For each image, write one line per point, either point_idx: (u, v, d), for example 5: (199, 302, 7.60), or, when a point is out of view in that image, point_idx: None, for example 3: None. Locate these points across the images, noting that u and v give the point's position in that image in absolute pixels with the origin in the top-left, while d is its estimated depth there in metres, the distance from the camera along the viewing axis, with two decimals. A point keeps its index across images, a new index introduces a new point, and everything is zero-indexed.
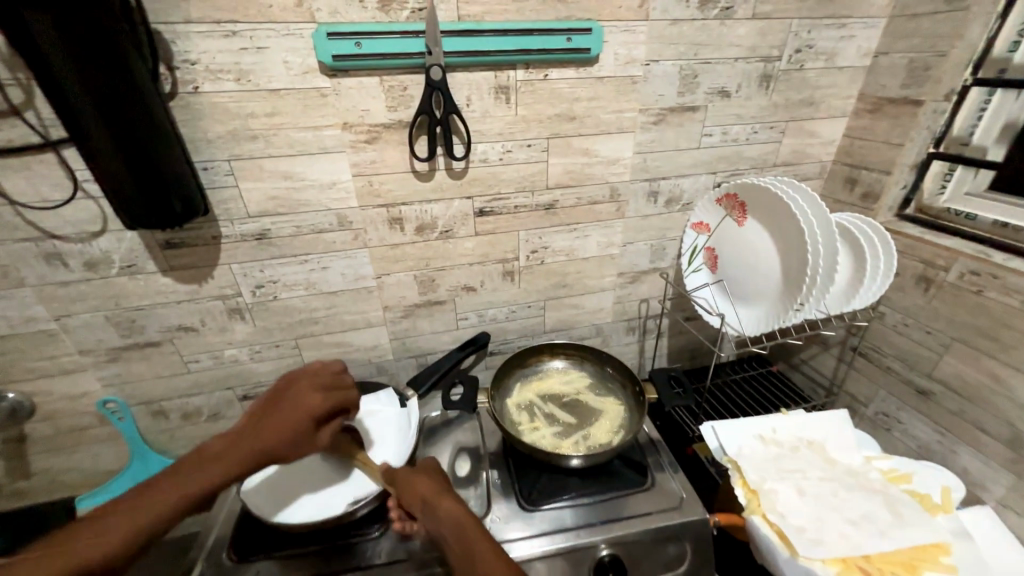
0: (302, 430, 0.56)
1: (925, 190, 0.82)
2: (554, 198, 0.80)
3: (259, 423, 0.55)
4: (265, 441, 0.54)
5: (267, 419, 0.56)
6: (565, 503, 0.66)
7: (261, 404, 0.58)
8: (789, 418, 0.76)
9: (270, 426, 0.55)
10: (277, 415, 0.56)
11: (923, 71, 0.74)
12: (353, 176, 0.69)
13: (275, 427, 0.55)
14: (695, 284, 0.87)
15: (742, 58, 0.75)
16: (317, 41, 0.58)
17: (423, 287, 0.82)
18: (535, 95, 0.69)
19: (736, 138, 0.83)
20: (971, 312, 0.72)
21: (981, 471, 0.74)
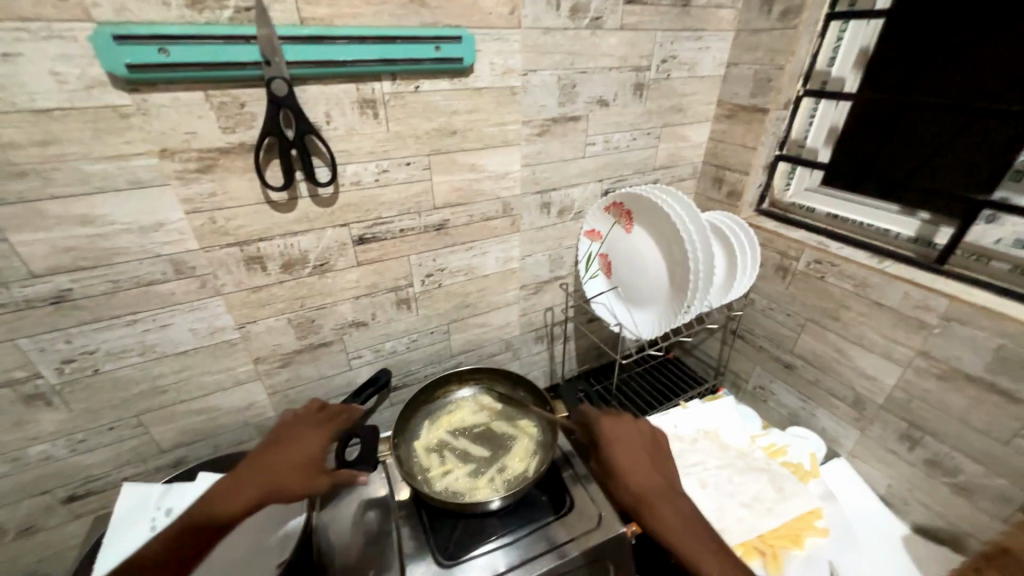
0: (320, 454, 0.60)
1: (775, 187, 0.92)
2: (445, 218, 0.74)
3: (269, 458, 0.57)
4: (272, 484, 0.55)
5: (277, 451, 0.58)
6: (492, 545, 0.63)
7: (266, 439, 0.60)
8: (686, 412, 0.81)
9: (273, 463, 0.56)
10: (271, 444, 0.59)
11: (766, 82, 0.82)
12: (185, 213, 0.56)
13: (282, 459, 0.57)
14: (595, 291, 0.88)
15: (616, 68, 0.76)
16: (97, 45, 0.44)
17: (301, 330, 0.71)
18: (407, 109, 0.62)
19: (618, 145, 0.84)
20: (819, 296, 0.82)
21: (835, 428, 0.87)
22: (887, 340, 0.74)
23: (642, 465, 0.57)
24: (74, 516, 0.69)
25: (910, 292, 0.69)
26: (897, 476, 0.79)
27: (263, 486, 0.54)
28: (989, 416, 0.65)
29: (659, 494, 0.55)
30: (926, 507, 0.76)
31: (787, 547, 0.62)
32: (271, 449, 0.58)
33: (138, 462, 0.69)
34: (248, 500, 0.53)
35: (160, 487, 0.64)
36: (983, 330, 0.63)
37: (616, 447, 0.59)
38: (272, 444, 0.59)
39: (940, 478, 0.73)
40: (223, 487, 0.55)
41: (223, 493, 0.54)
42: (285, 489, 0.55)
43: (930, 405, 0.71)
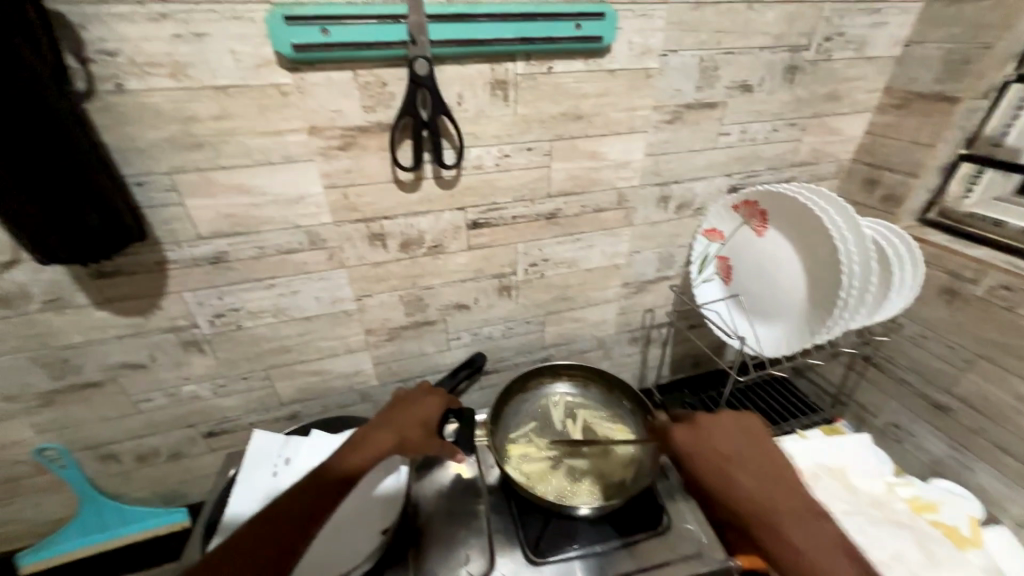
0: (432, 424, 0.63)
1: (949, 193, 0.75)
2: (557, 207, 0.71)
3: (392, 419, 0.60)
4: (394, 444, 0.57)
5: (401, 412, 0.61)
6: (576, 553, 0.61)
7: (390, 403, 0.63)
8: (806, 442, 0.72)
9: (401, 418, 0.60)
10: (395, 405, 0.63)
11: (961, 65, 0.67)
12: (324, 188, 0.59)
13: (407, 420, 0.60)
14: (707, 298, 0.79)
15: (768, 47, 0.67)
16: (271, 26, 0.47)
17: (409, 308, 0.73)
18: (536, 92, 0.60)
19: (754, 136, 0.75)
20: (1001, 330, 0.68)
21: (997, 490, 0.72)
22: None
23: (749, 476, 0.47)
24: (210, 449, 0.78)
25: None
26: None
27: (396, 436, 0.58)
28: None
29: (783, 513, 0.44)
30: None
31: None
32: (393, 408, 0.62)
33: (262, 411, 0.76)
34: (385, 446, 0.57)
35: (282, 437, 0.71)
36: None
37: (707, 457, 0.49)
38: (394, 405, 0.63)
39: None
40: (358, 433, 0.58)
41: (357, 439, 0.57)
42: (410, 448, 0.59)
43: None
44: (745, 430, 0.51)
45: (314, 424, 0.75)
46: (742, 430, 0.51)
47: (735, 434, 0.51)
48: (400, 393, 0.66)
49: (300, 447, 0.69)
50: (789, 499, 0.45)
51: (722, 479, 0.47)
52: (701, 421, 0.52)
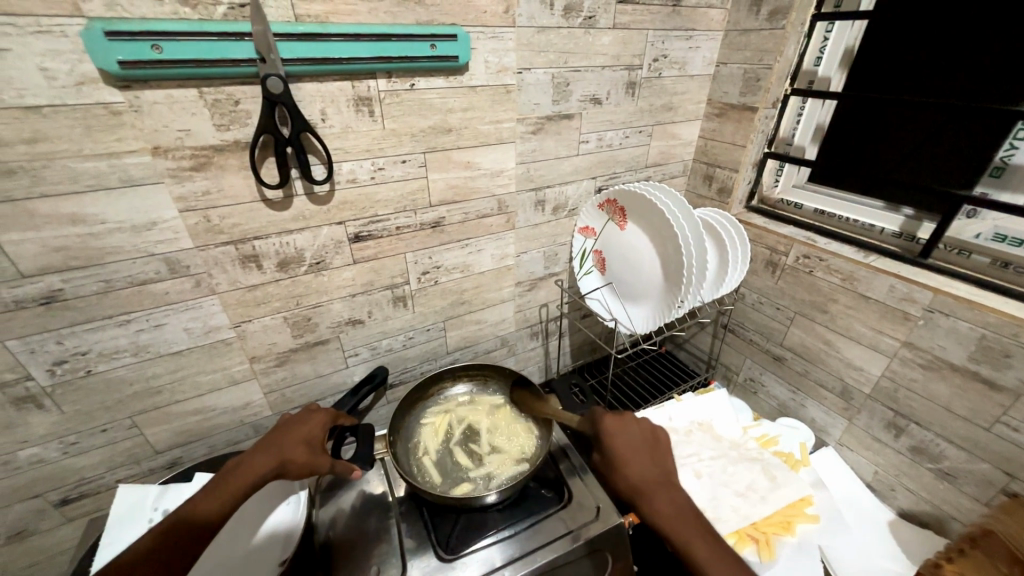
0: (317, 442, 0.62)
1: (764, 183, 0.95)
2: (440, 215, 0.74)
3: (272, 442, 0.59)
4: (270, 468, 0.56)
5: (283, 435, 0.60)
6: (491, 539, 0.64)
7: (273, 428, 0.62)
8: (680, 403, 0.83)
9: (281, 441, 0.59)
10: (281, 428, 0.62)
11: (755, 81, 0.83)
12: (179, 211, 0.55)
13: (289, 441, 0.59)
14: (589, 288, 0.90)
15: (609, 66, 0.77)
16: (89, 41, 0.43)
17: (297, 329, 0.71)
18: (402, 107, 0.62)
19: (610, 143, 0.86)
20: (808, 290, 0.84)
21: (822, 418, 0.89)
22: (873, 332, 0.76)
23: (639, 459, 0.58)
24: (67, 519, 0.68)
25: (896, 285, 0.72)
26: (883, 464, 0.81)
27: (276, 458, 0.57)
28: (970, 403, 0.67)
29: (660, 490, 0.56)
30: (911, 493, 0.79)
31: (780, 535, 0.64)
32: (276, 432, 0.61)
33: (133, 464, 0.68)
34: (262, 471, 0.56)
35: (157, 487, 0.64)
36: (966, 321, 0.65)
37: (619, 444, 0.59)
38: (280, 429, 0.61)
39: (925, 465, 0.76)
40: (235, 463, 0.56)
41: (234, 468, 0.56)
42: (291, 468, 0.58)
43: (915, 394, 0.73)
44: (649, 431, 0.61)
45: (198, 468, 0.69)
46: (647, 431, 0.61)
47: (642, 431, 0.61)
48: (289, 416, 0.64)
49: (180, 495, 0.63)
50: (666, 479, 0.57)
51: (623, 457, 0.58)
52: (622, 416, 0.62)
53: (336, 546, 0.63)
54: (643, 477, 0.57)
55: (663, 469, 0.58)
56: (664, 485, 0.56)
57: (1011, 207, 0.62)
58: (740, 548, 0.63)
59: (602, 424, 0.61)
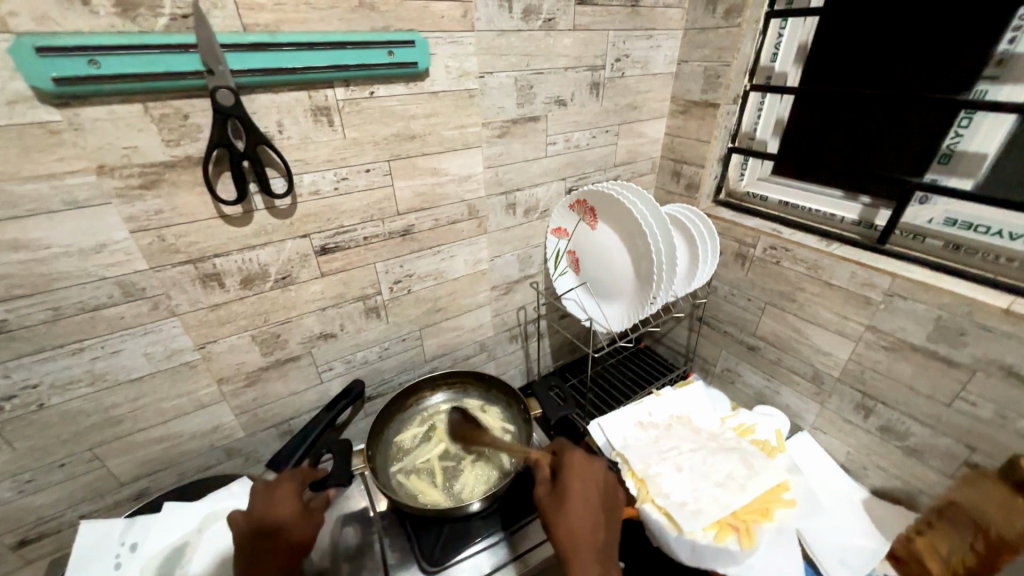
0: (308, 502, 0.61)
1: (730, 177, 0.97)
2: (409, 223, 0.73)
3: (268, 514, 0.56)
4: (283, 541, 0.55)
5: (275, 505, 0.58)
6: (480, 546, 0.63)
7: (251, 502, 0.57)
8: (658, 398, 0.85)
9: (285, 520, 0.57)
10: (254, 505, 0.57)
11: (716, 78, 0.85)
12: (131, 232, 0.53)
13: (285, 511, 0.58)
14: (565, 289, 0.91)
15: (572, 67, 0.77)
16: (18, 57, 0.41)
17: (266, 347, 0.69)
18: (364, 115, 0.61)
19: (578, 144, 0.86)
20: (775, 280, 0.87)
21: (796, 404, 0.92)
22: (838, 317, 0.79)
23: (589, 509, 0.57)
24: (26, 561, 0.64)
25: (856, 272, 0.74)
26: (854, 444, 0.84)
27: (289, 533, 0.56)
28: (933, 382, 0.70)
29: (592, 554, 0.54)
30: (882, 471, 0.81)
31: (760, 521, 0.64)
32: (260, 516, 0.56)
33: (96, 498, 0.65)
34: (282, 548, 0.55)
35: (123, 521, 0.61)
36: (922, 303, 0.68)
37: (580, 487, 0.59)
38: (257, 511, 0.56)
39: (894, 444, 0.78)
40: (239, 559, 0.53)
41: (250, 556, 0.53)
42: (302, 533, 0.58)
43: (880, 375, 0.76)
44: (609, 491, 0.60)
45: (168, 497, 0.66)
46: (610, 488, 0.61)
47: (602, 488, 0.60)
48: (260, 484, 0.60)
49: (149, 526, 0.61)
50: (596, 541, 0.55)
51: (578, 505, 0.57)
52: (593, 460, 0.62)
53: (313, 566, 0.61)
54: (584, 533, 0.55)
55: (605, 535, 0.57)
56: (599, 550, 0.55)
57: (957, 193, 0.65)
58: (722, 538, 0.63)
59: (569, 454, 0.62)
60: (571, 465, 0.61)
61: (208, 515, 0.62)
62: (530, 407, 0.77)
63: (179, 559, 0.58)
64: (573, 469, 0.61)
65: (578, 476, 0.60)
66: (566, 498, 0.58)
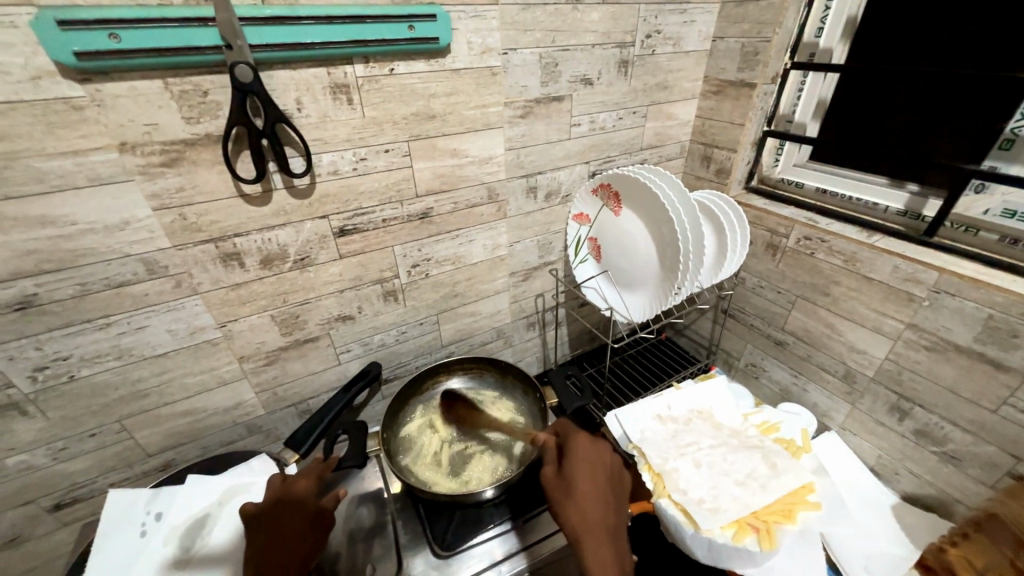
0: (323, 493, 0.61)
1: (764, 163, 0.92)
2: (428, 206, 0.72)
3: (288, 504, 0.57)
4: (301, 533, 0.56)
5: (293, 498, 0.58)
6: (493, 532, 0.63)
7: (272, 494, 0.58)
8: (679, 392, 0.83)
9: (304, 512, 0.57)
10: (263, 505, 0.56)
11: (753, 56, 0.80)
12: (153, 210, 0.53)
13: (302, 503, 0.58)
14: (585, 276, 0.89)
15: (599, 44, 0.74)
16: (39, 31, 0.41)
17: (286, 327, 0.69)
18: (383, 94, 0.59)
19: (603, 125, 0.83)
20: (808, 273, 0.83)
21: (824, 402, 0.88)
22: (876, 314, 0.75)
23: (597, 491, 0.57)
24: (63, 523, 0.67)
25: (899, 266, 0.70)
26: (886, 447, 0.80)
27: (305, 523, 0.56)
28: (979, 386, 0.65)
29: (603, 533, 0.53)
30: (915, 476, 0.77)
31: (781, 523, 0.62)
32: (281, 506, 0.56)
33: (126, 467, 0.68)
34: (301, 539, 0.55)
35: (149, 491, 0.63)
36: (972, 301, 0.63)
37: (584, 469, 0.58)
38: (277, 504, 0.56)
39: (930, 448, 0.74)
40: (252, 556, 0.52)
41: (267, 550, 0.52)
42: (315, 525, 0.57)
43: (919, 377, 0.72)
44: (615, 472, 0.60)
45: (192, 470, 0.68)
46: (616, 468, 0.60)
47: (608, 469, 0.60)
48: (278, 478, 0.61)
49: (173, 497, 0.63)
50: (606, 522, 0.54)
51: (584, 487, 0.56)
52: (597, 441, 0.62)
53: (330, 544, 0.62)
54: (592, 514, 0.54)
55: (616, 515, 0.56)
56: (611, 531, 0.54)
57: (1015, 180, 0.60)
58: (740, 538, 0.61)
59: (574, 440, 0.62)
60: (573, 447, 0.61)
61: (229, 488, 0.64)
62: (545, 395, 0.76)
63: (201, 528, 0.59)
64: (577, 451, 0.60)
65: (582, 459, 0.59)
66: (573, 482, 0.57)
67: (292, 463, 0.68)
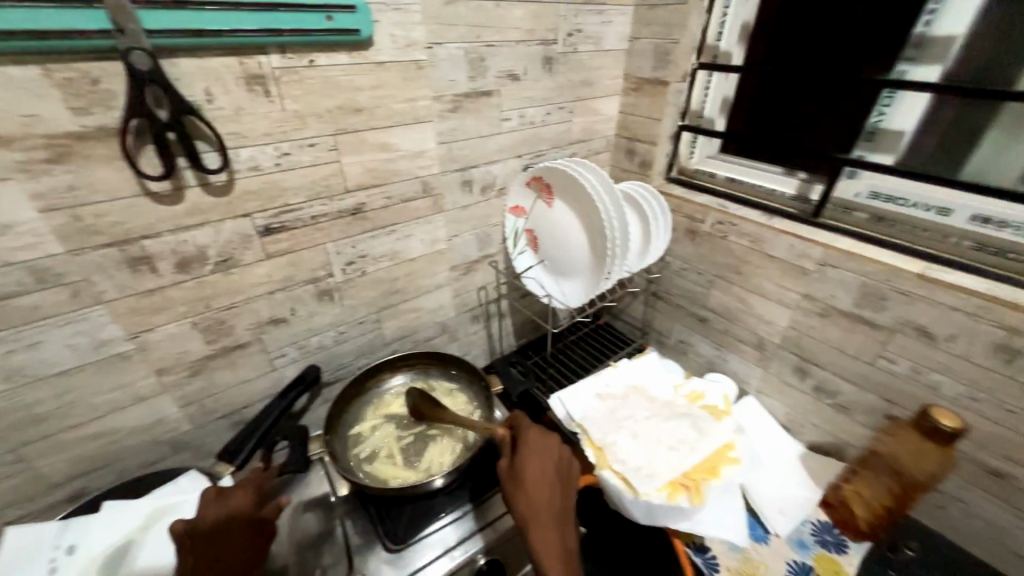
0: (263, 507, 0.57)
1: (681, 155, 0.99)
2: (360, 201, 0.70)
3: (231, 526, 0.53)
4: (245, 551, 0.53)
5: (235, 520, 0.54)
6: (444, 521, 0.64)
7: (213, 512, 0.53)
8: (616, 371, 0.88)
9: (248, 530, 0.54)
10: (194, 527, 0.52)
11: (665, 56, 0.87)
12: (40, 212, 0.48)
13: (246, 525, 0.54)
14: (525, 266, 0.91)
15: (524, 41, 0.76)
16: None
17: (210, 334, 0.65)
18: (304, 85, 0.58)
19: (532, 120, 0.85)
20: (723, 254, 0.91)
21: (742, 370, 0.98)
22: (779, 287, 0.84)
23: (546, 482, 0.59)
24: None
25: (794, 243, 0.79)
26: (793, 405, 0.91)
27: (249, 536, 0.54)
28: (859, 343, 0.76)
29: (550, 522, 0.56)
30: (817, 427, 0.89)
31: (709, 480, 0.69)
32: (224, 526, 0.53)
33: (23, 504, 0.60)
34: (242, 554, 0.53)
35: (55, 525, 0.57)
36: (850, 271, 0.73)
37: (535, 461, 0.60)
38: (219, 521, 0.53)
39: (826, 401, 0.85)
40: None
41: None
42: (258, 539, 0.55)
43: (815, 340, 0.82)
44: (565, 462, 0.62)
45: (107, 497, 0.62)
46: (566, 459, 0.62)
47: (559, 460, 0.62)
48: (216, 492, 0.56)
49: (87, 526, 0.57)
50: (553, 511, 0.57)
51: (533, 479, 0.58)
52: (549, 434, 0.64)
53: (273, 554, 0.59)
54: (540, 503, 0.57)
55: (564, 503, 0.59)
56: (558, 520, 0.57)
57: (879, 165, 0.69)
58: (674, 497, 0.67)
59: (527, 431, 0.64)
60: (525, 440, 0.63)
61: (155, 510, 0.59)
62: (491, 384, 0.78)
63: (122, 558, 0.55)
64: (528, 444, 0.62)
65: (534, 451, 0.61)
66: (522, 475, 0.59)
67: (226, 475, 0.64)
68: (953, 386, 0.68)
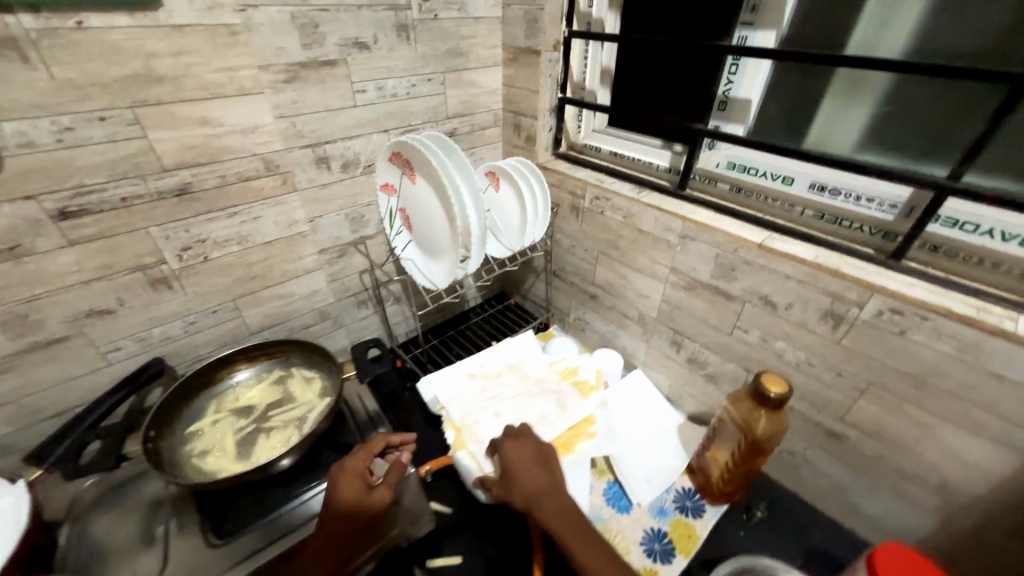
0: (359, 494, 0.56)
1: (568, 130, 0.98)
2: (184, 180, 0.65)
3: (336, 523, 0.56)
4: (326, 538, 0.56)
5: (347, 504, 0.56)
6: (273, 513, 0.61)
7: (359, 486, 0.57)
8: (493, 350, 0.86)
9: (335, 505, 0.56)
10: (352, 484, 0.56)
11: (534, 23, 0.83)
12: None
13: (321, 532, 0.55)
14: (401, 247, 0.88)
15: (367, 5, 0.71)
16: None
17: (11, 330, 0.59)
18: (76, 51, 0.52)
19: (395, 92, 0.81)
20: (602, 229, 0.90)
21: (631, 346, 0.99)
22: (652, 262, 0.84)
23: (531, 473, 0.60)
24: None
25: (659, 217, 0.78)
26: (673, 377, 0.92)
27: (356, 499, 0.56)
28: (719, 314, 0.77)
29: (547, 493, 0.57)
30: (694, 399, 0.91)
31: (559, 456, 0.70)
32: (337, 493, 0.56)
33: None
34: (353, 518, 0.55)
35: None
36: (706, 243, 0.73)
37: (516, 457, 0.63)
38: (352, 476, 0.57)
39: (698, 373, 0.86)
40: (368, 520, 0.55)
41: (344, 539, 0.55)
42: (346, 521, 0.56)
43: (685, 313, 0.83)
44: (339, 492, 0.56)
45: None
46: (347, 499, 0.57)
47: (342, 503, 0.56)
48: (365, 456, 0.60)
49: None
50: (549, 487, 0.58)
51: (519, 474, 0.60)
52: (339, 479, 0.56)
53: (74, 569, 0.56)
54: (535, 484, 0.58)
55: (552, 480, 0.59)
56: (552, 493, 0.57)
57: (739, 138, 0.66)
58: None
59: (503, 449, 0.64)
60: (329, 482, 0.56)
61: None
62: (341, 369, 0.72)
63: None
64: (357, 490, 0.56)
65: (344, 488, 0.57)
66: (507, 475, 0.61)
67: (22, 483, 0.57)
68: (795, 353, 0.69)
